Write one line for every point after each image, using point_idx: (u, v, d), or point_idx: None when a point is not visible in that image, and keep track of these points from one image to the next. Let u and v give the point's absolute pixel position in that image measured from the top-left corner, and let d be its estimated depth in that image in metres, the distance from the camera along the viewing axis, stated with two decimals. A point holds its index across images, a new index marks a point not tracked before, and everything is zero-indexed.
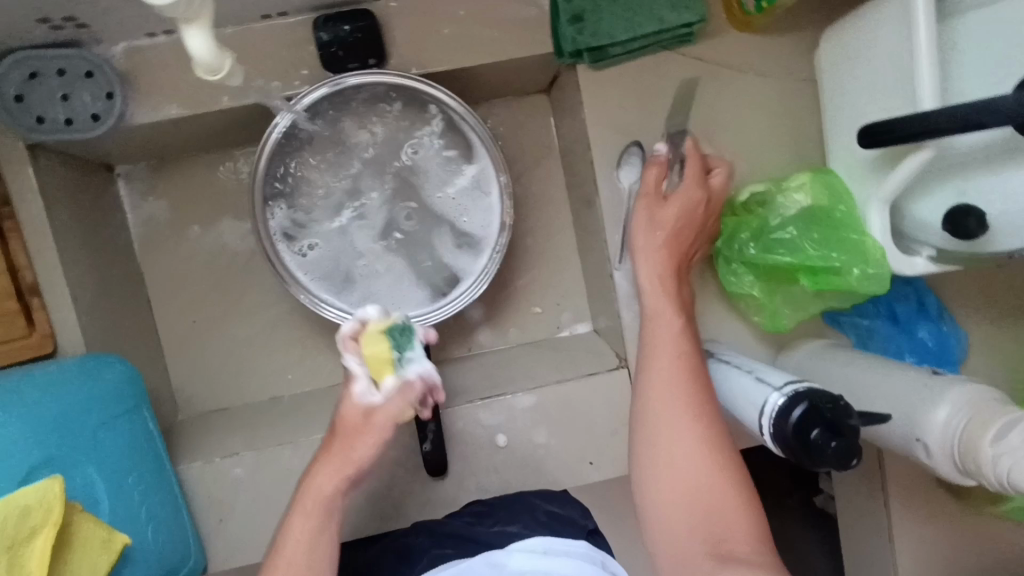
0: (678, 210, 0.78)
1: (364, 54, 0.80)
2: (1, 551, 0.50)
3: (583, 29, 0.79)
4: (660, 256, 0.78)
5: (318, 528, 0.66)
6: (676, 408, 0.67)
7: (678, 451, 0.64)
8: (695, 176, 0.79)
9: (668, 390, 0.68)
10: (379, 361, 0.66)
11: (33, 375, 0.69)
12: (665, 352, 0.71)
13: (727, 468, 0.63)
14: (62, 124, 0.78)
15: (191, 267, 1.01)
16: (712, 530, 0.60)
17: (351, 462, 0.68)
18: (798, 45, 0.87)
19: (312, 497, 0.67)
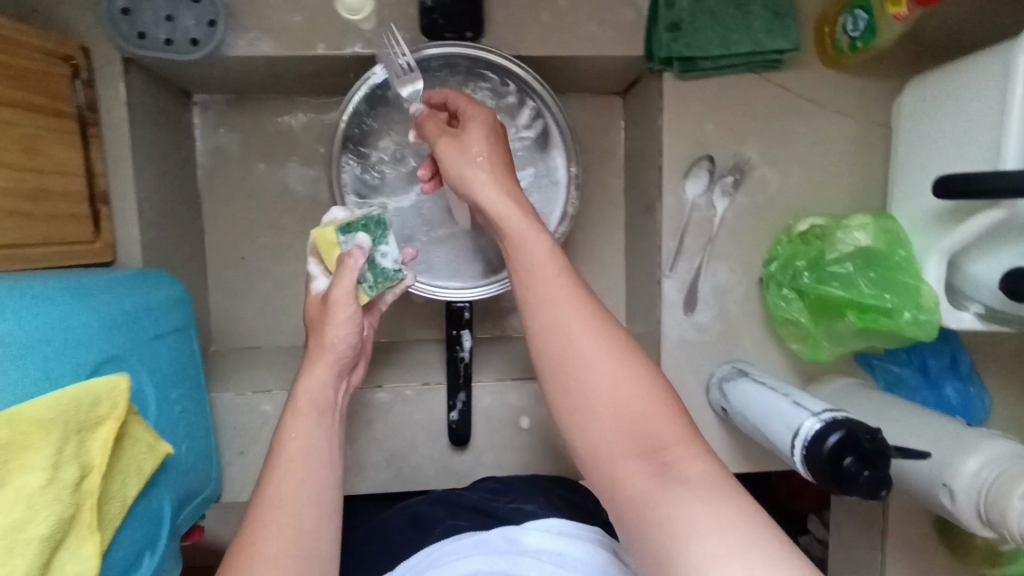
0: (490, 134, 0.65)
1: (461, 24, 0.82)
2: (73, 433, 0.51)
3: (679, 38, 0.81)
4: (501, 182, 0.63)
5: (314, 424, 0.66)
6: (576, 315, 0.57)
7: (591, 366, 0.55)
8: (463, 98, 0.69)
9: (556, 299, 0.57)
10: (326, 242, 0.71)
11: (102, 278, 0.71)
12: (540, 263, 0.59)
13: (647, 378, 0.55)
14: (161, 43, 0.80)
15: (249, 204, 1.03)
16: (643, 439, 0.52)
17: (331, 354, 0.68)
18: (881, 89, 0.89)
19: (304, 397, 0.67)
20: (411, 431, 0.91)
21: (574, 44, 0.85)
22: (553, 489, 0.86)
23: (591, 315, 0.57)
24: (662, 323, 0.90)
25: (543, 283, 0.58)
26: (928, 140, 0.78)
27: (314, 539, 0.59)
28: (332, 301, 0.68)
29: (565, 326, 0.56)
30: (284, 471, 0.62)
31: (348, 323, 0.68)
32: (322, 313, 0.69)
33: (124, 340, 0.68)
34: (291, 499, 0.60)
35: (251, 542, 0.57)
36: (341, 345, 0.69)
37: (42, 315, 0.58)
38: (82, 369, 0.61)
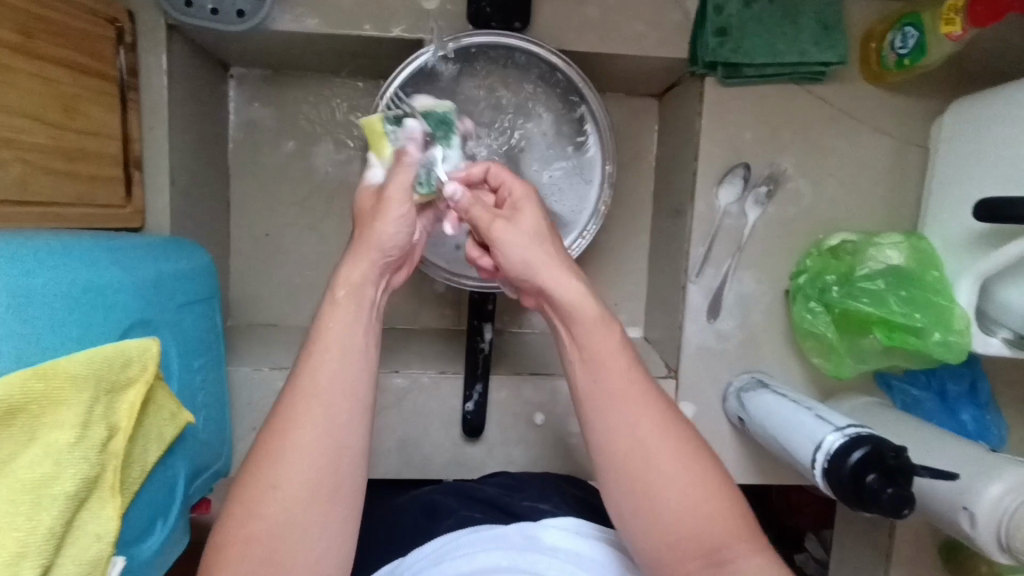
0: (542, 217, 0.63)
1: (509, 16, 0.81)
2: (102, 393, 0.50)
3: (726, 44, 0.81)
4: (563, 263, 0.60)
5: (354, 318, 0.59)
6: (649, 415, 0.56)
7: (664, 472, 0.55)
8: (508, 172, 0.66)
9: (627, 399, 0.57)
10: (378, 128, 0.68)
11: (133, 242, 0.71)
12: (609, 356, 0.58)
13: (719, 482, 0.55)
14: (208, 12, 0.80)
15: (277, 181, 1.03)
16: (710, 544, 0.54)
17: (377, 245, 0.61)
18: (923, 109, 0.88)
19: (346, 286, 0.60)
20: (425, 418, 0.91)
21: (619, 41, 0.85)
22: (564, 486, 0.86)
23: (663, 415, 0.57)
24: (685, 328, 0.90)
25: (612, 378, 0.57)
26: (968, 165, 0.78)
27: (345, 434, 0.56)
28: (389, 195, 0.62)
29: (638, 428, 0.56)
30: (322, 359, 0.57)
31: (400, 221, 0.61)
32: (376, 204, 0.62)
33: (152, 305, 0.67)
34: (327, 391, 0.56)
35: (281, 432, 0.55)
36: (388, 245, 0.62)
37: (72, 272, 0.58)
38: (112, 330, 0.61)
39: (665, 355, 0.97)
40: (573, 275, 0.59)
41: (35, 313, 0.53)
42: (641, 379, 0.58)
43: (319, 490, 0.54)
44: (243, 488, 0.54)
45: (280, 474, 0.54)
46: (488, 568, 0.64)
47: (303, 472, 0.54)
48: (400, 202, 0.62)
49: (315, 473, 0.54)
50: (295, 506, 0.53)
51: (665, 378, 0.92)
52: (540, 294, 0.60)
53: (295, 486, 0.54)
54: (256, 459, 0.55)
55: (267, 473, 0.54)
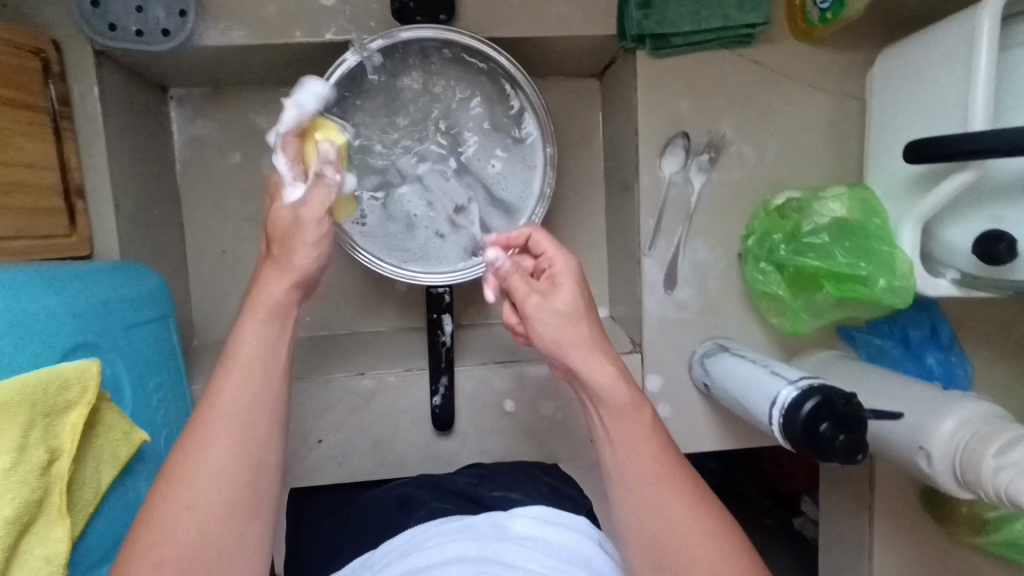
0: (581, 296, 0.61)
1: (435, 9, 0.82)
2: (39, 417, 0.50)
3: (650, 15, 0.82)
4: (595, 343, 0.60)
5: (272, 331, 0.57)
6: (670, 488, 0.57)
7: (687, 546, 0.55)
8: (551, 244, 0.64)
9: (652, 478, 0.57)
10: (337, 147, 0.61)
11: (76, 268, 0.71)
12: (636, 439, 0.58)
13: (733, 547, 0.56)
14: (133, 34, 0.80)
15: (228, 197, 1.03)
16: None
17: (296, 266, 0.58)
18: (854, 61, 0.89)
19: (261, 301, 0.57)
20: (395, 418, 0.91)
21: (546, 24, 0.85)
22: (537, 474, 0.86)
23: (686, 489, 0.57)
24: (643, 302, 0.90)
25: (641, 460, 0.58)
26: (900, 111, 0.79)
27: (260, 453, 0.53)
28: (301, 215, 0.57)
29: (658, 509, 0.56)
30: (234, 373, 0.54)
31: (316, 245, 0.58)
32: (287, 223, 0.57)
33: (99, 328, 0.67)
34: (239, 404, 0.53)
35: (186, 449, 0.52)
36: (306, 271, 0.58)
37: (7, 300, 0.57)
38: (58, 354, 0.61)
39: (629, 332, 0.97)
40: (604, 356, 0.60)
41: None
42: (666, 459, 0.58)
43: (231, 508, 0.51)
44: (147, 514, 0.50)
45: (194, 493, 0.50)
46: (456, 557, 0.64)
47: (215, 487, 0.51)
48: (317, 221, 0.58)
49: (228, 488, 0.51)
50: (209, 523, 0.50)
51: (630, 353, 0.92)
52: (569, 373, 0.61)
53: (210, 505, 0.50)
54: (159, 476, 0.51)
55: (170, 494, 0.50)
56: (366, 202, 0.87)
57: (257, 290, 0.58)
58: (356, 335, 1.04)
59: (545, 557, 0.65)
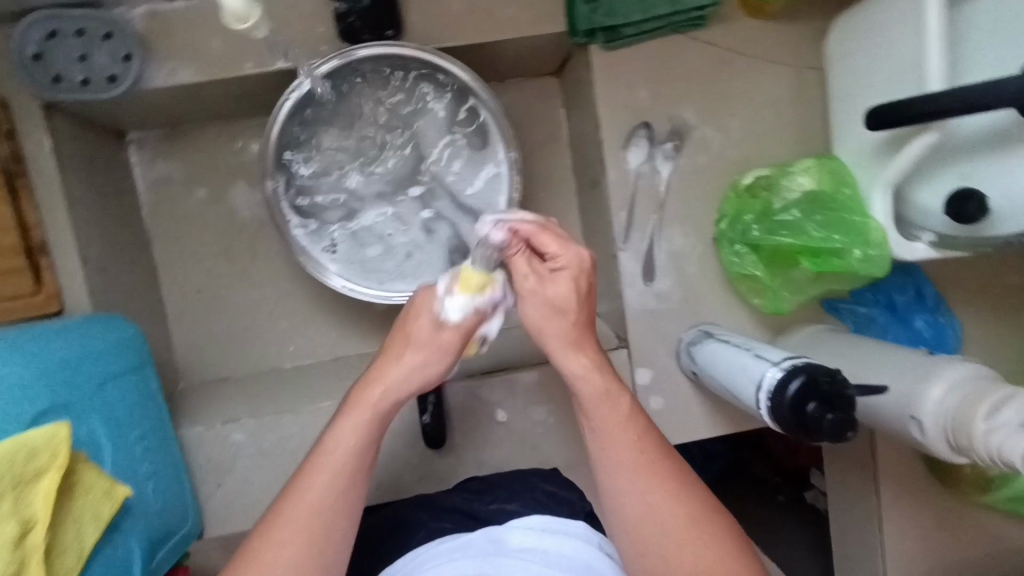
0: (575, 290, 0.58)
1: (380, 25, 0.81)
2: (8, 489, 0.49)
3: (598, 9, 0.81)
4: (581, 346, 0.61)
5: (365, 432, 0.59)
6: (658, 486, 0.58)
7: (666, 535, 0.57)
8: (554, 237, 0.57)
9: (630, 467, 0.59)
10: (476, 284, 0.57)
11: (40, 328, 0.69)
12: (657, 470, 0.59)
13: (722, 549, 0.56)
14: (77, 84, 0.79)
15: (199, 235, 1.02)
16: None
17: (408, 370, 0.60)
18: (808, 31, 0.88)
19: (365, 400, 0.59)
20: (388, 440, 0.90)
21: (495, 29, 0.85)
22: (534, 481, 0.85)
23: (666, 483, 0.59)
24: (624, 296, 0.89)
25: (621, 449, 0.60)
26: (858, 78, 0.78)
27: (332, 557, 0.56)
28: (441, 334, 0.59)
29: (637, 502, 0.58)
30: (321, 474, 0.57)
31: (432, 370, 0.60)
32: (424, 332, 0.59)
33: (71, 387, 0.66)
34: (322, 506, 0.56)
35: (269, 544, 0.55)
36: (415, 380, 0.60)
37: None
38: (28, 417, 0.59)
39: (615, 327, 0.96)
40: (572, 338, 0.60)
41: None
42: (648, 450, 0.60)
43: None
44: None
45: None
46: None
47: None
48: (446, 347, 0.59)
49: None
50: None
51: (616, 349, 0.91)
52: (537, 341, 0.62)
53: None
54: (242, 562, 0.55)
55: None
56: (335, 227, 0.86)
57: (367, 386, 0.60)
58: (342, 359, 1.03)
59: (544, 568, 0.65)
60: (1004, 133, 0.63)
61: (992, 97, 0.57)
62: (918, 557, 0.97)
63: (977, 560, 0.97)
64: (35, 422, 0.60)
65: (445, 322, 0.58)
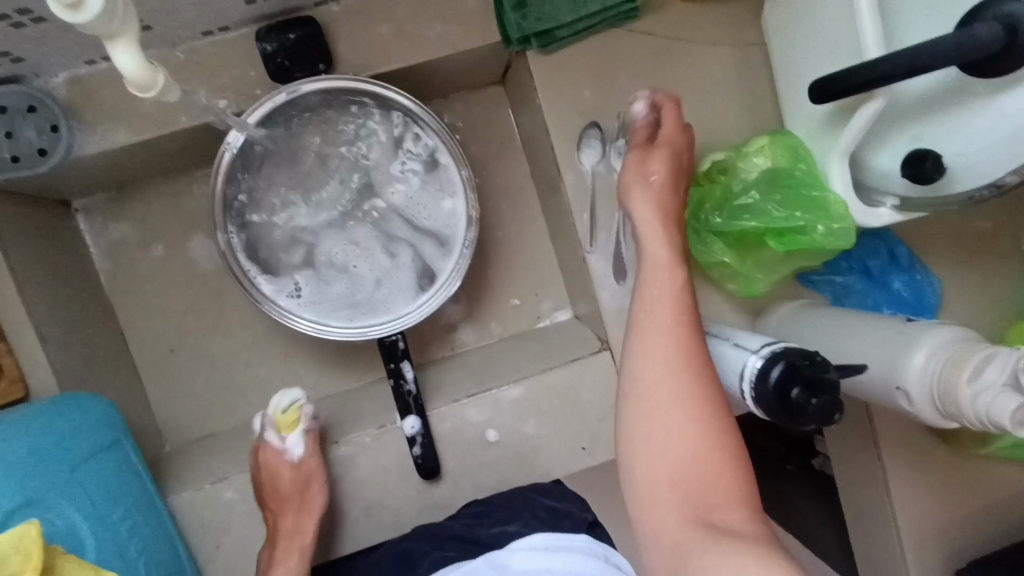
0: (673, 167, 0.76)
1: (311, 60, 0.80)
2: None
3: (528, 15, 0.80)
4: (654, 211, 0.73)
5: (293, 554, 0.81)
6: (683, 369, 0.62)
7: (664, 373, 0.61)
8: (673, 115, 0.78)
9: (655, 326, 0.65)
10: (288, 417, 0.85)
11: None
12: (667, 327, 0.65)
13: (723, 431, 0.59)
14: (8, 160, 0.76)
15: (161, 294, 0.99)
16: (701, 496, 0.56)
17: (298, 540, 0.82)
18: (743, 9, 0.87)
19: (284, 537, 0.82)
20: (381, 477, 0.88)
21: (428, 48, 0.83)
22: (534, 497, 0.84)
23: (690, 370, 0.62)
24: (599, 299, 0.89)
25: (660, 334, 0.64)
26: (797, 52, 0.77)
27: None
28: (304, 466, 0.83)
29: (659, 379, 0.62)
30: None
31: (312, 513, 0.83)
32: (294, 477, 0.82)
33: (41, 478, 0.64)
34: None
35: None
36: (303, 528, 0.82)
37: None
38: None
39: (595, 329, 0.95)
40: (655, 215, 0.73)
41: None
42: (684, 338, 0.64)
43: None
44: None
45: None
46: None
47: None
48: (315, 466, 0.84)
49: None
50: None
51: (598, 352, 0.90)
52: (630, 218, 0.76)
53: None
54: None
55: None
56: (298, 272, 0.84)
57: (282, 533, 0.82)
58: (325, 399, 1.02)
59: None
60: (951, 89, 0.62)
61: (929, 58, 0.56)
62: (929, 515, 0.96)
63: (989, 509, 0.97)
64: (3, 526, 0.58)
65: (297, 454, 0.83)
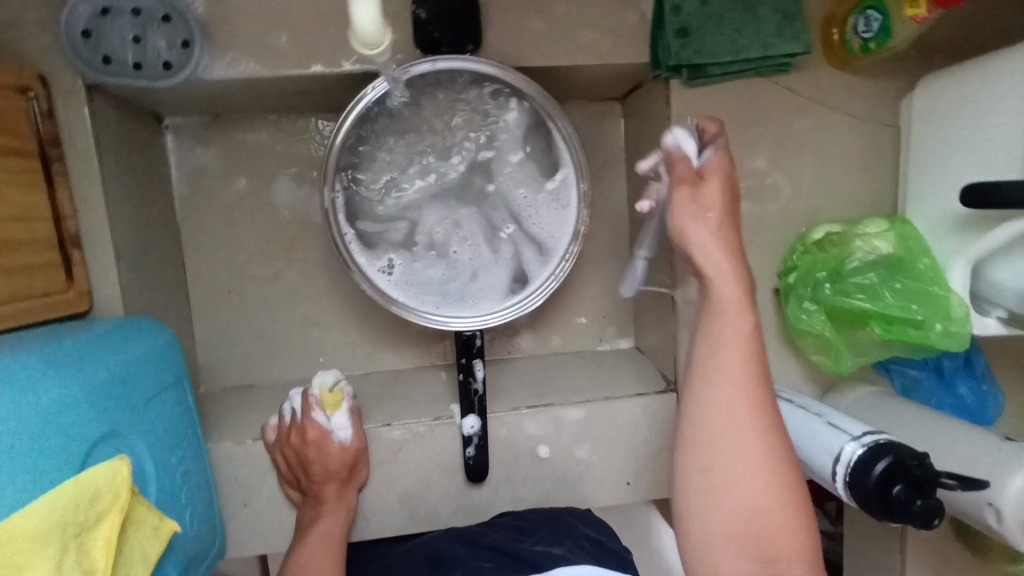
0: (728, 212, 0.67)
1: (463, 38, 0.76)
2: (68, 539, 0.45)
3: (687, 45, 0.78)
4: (723, 253, 0.65)
5: (338, 516, 0.80)
6: (753, 429, 0.62)
7: (731, 422, 0.62)
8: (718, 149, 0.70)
9: (727, 363, 0.63)
10: (334, 396, 0.82)
11: (65, 339, 0.63)
12: (736, 366, 0.63)
13: (789, 486, 0.60)
14: (130, 68, 0.73)
15: (232, 233, 0.96)
16: (763, 551, 0.59)
17: (344, 503, 0.81)
18: (889, 88, 0.87)
19: (326, 500, 0.80)
20: (424, 470, 0.86)
21: (576, 53, 0.81)
22: (575, 524, 0.84)
23: (756, 428, 0.62)
24: (679, 340, 0.88)
25: (731, 378, 0.63)
26: (946, 146, 0.77)
27: None
28: (348, 443, 0.81)
29: (727, 426, 0.62)
30: (312, 544, 0.77)
31: (357, 483, 0.83)
32: (337, 451, 0.80)
33: (116, 410, 0.62)
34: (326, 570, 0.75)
35: None
36: (348, 496, 0.82)
37: (17, 399, 0.51)
38: (73, 461, 0.54)
39: (662, 367, 0.94)
40: (726, 254, 0.65)
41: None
42: (755, 382, 0.63)
43: None
44: None
45: None
46: None
47: None
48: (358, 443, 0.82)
49: None
50: None
51: (666, 392, 0.89)
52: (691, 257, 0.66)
53: None
54: None
55: None
56: (395, 247, 0.82)
57: (322, 499, 0.80)
58: (373, 375, 0.99)
59: None
60: None
61: None
62: None
63: None
64: (82, 462, 0.56)
65: (343, 432, 0.81)
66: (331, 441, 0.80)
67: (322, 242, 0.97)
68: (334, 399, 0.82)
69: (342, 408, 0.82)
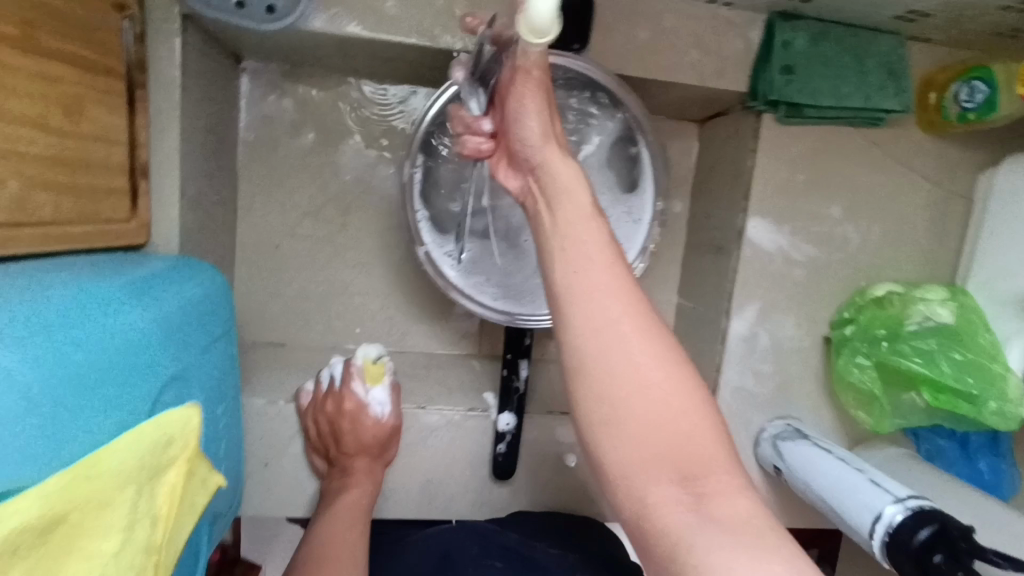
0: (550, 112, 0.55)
1: (571, 35, 0.74)
2: (143, 482, 0.43)
3: (791, 83, 0.78)
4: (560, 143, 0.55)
5: (367, 486, 0.79)
6: (635, 339, 0.48)
7: (611, 330, 0.48)
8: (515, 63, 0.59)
9: (595, 267, 0.50)
10: (376, 369, 0.82)
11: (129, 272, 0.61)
12: (592, 262, 0.50)
13: (684, 386, 0.48)
14: (232, 5, 0.69)
15: (290, 187, 0.94)
16: (677, 466, 0.46)
17: (375, 475, 0.80)
18: (969, 160, 0.87)
19: (357, 469, 0.79)
20: (451, 460, 0.85)
21: (677, 71, 0.80)
22: (588, 536, 0.84)
23: (642, 332, 0.49)
24: (724, 372, 0.87)
25: (597, 277, 0.49)
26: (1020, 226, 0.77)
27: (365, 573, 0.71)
28: (384, 418, 0.80)
29: (605, 334, 0.48)
30: (335, 513, 0.76)
31: (387, 459, 0.82)
32: (372, 424, 0.80)
33: (178, 354, 0.60)
34: (346, 539, 0.73)
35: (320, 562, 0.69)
36: (380, 468, 0.81)
37: (90, 340, 0.49)
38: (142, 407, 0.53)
39: None
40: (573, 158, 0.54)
41: (56, 397, 0.45)
42: (617, 276, 0.50)
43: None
44: None
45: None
46: None
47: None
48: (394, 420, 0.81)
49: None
50: None
51: None
52: (538, 179, 0.55)
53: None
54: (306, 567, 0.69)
55: None
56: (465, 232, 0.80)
57: (352, 468, 0.79)
58: (407, 354, 0.98)
59: None
60: None
61: None
62: None
63: None
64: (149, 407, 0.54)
65: (381, 406, 0.81)
66: (369, 413, 0.80)
67: (378, 213, 0.96)
68: (374, 372, 0.82)
69: (382, 381, 0.82)
